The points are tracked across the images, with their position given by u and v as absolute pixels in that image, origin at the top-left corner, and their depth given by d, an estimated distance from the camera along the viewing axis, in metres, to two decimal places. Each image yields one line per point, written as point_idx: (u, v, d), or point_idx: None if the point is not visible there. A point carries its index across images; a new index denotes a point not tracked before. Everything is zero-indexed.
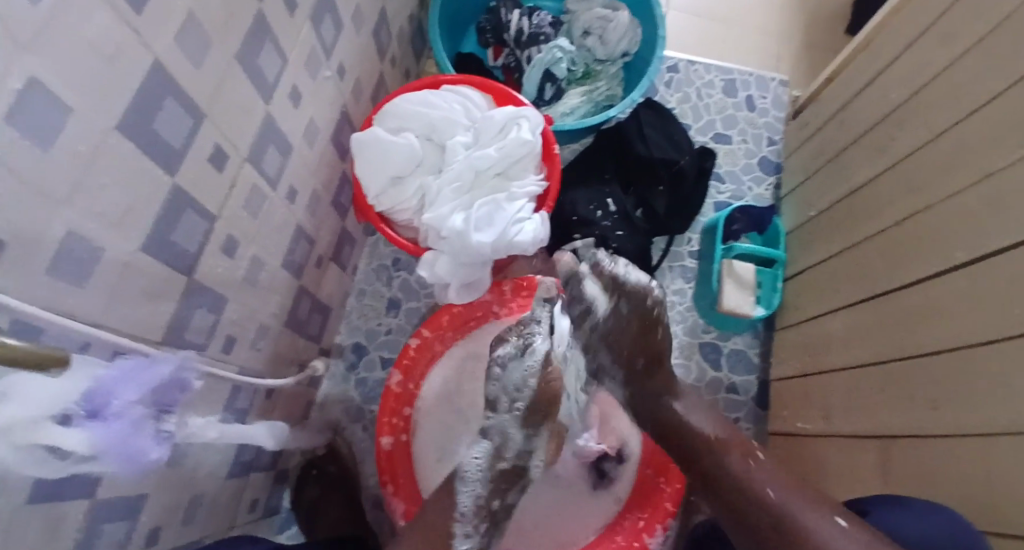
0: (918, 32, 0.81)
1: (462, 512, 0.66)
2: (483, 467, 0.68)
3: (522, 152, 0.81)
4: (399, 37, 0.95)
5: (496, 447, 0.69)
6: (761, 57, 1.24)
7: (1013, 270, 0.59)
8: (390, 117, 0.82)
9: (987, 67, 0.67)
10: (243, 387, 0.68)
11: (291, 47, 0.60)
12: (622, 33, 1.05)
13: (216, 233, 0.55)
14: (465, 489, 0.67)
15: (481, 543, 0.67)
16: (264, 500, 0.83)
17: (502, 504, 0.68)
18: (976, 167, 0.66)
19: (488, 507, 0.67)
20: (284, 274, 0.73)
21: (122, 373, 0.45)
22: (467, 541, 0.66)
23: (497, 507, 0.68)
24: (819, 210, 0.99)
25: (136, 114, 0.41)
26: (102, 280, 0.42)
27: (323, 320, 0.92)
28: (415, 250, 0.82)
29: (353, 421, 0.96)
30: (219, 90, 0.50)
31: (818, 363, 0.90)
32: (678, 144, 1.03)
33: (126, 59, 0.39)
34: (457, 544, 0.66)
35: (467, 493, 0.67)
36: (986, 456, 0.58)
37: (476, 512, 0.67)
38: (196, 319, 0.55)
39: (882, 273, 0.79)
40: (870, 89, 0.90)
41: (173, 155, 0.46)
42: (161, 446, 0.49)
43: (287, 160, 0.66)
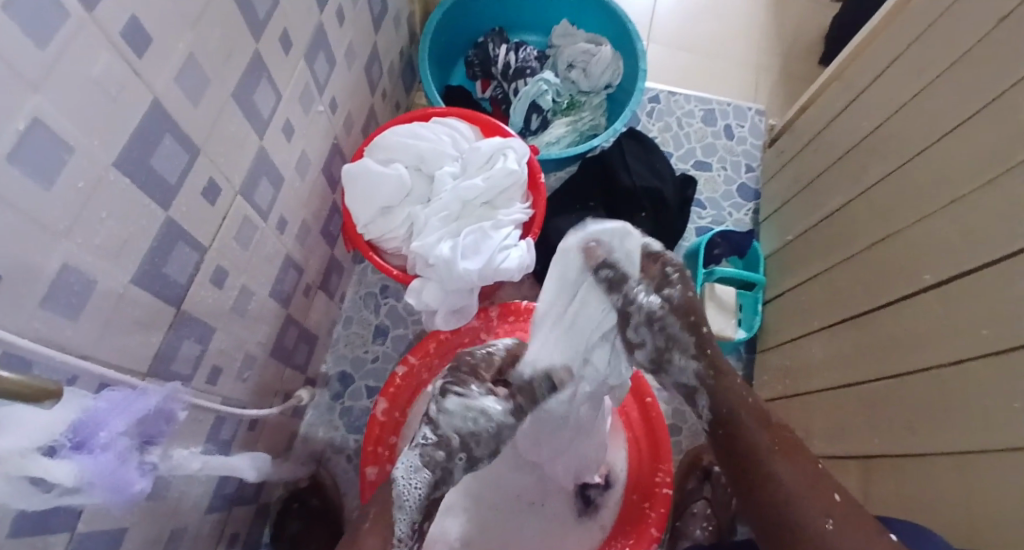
0: (887, 66, 0.85)
1: (399, 537, 0.66)
2: (423, 496, 0.66)
3: (509, 181, 0.83)
4: (390, 71, 0.97)
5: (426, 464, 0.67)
6: (738, 89, 1.29)
7: (982, 295, 0.61)
8: (379, 149, 0.84)
9: (951, 101, 0.72)
10: (228, 417, 0.68)
11: (286, 83, 0.61)
12: (605, 66, 1.09)
13: (205, 265, 0.55)
14: (402, 516, 0.66)
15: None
16: (246, 532, 0.82)
17: (432, 518, 0.69)
18: (943, 195, 0.70)
19: (421, 526, 0.67)
20: (272, 302, 0.73)
21: (111, 404, 0.45)
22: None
23: (429, 524, 0.68)
24: (796, 234, 1.02)
25: (134, 150, 0.42)
26: (95, 313, 0.43)
27: (310, 349, 0.93)
28: (403, 278, 0.83)
29: (338, 450, 0.96)
30: (216, 125, 0.51)
31: (798, 384, 0.92)
32: (660, 173, 1.06)
33: (128, 98, 0.40)
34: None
35: (405, 518, 0.66)
36: (963, 475, 0.60)
37: (413, 532, 0.67)
38: (184, 350, 0.56)
39: (857, 297, 0.81)
40: (843, 118, 0.94)
41: (168, 190, 0.47)
42: (146, 477, 0.49)
43: (278, 192, 0.67)
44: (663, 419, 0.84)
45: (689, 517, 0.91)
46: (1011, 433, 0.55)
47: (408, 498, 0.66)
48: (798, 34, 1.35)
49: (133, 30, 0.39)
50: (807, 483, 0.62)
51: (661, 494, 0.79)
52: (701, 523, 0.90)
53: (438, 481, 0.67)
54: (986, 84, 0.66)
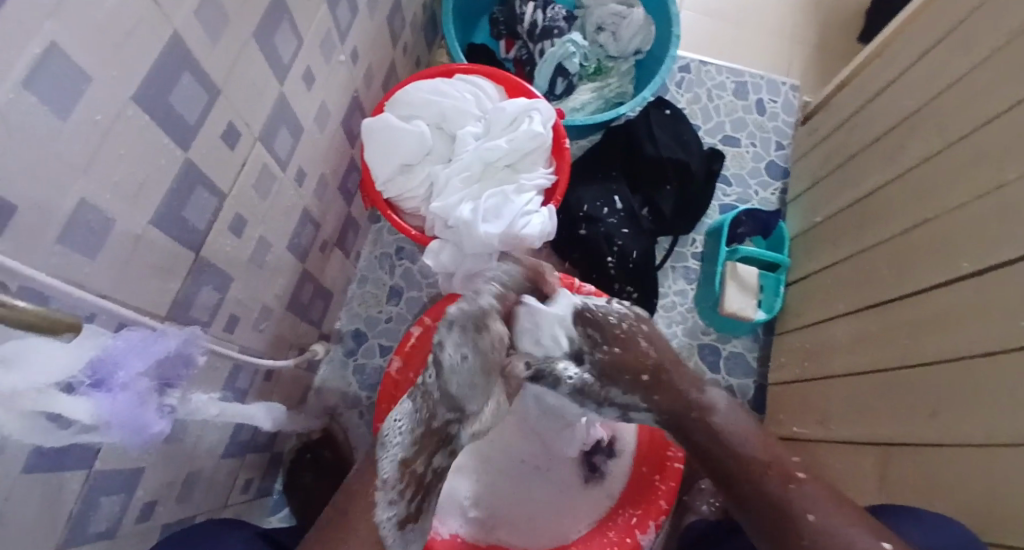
0: (933, 43, 0.81)
1: (385, 478, 0.61)
2: (406, 433, 0.62)
3: (534, 145, 0.81)
4: (413, 25, 0.95)
5: (418, 412, 0.62)
6: (772, 62, 1.24)
7: (1018, 286, 0.59)
8: (402, 105, 0.82)
9: (999, 81, 0.68)
10: (244, 367, 0.68)
11: (307, 27, 0.59)
12: (636, 30, 1.05)
13: (224, 212, 0.54)
14: (386, 454, 0.62)
15: (410, 512, 0.61)
16: (258, 481, 0.83)
17: (429, 467, 0.61)
18: (986, 181, 0.66)
19: (415, 471, 0.61)
20: (289, 256, 0.72)
21: (129, 345, 0.45)
22: (391, 509, 0.60)
23: (425, 471, 0.61)
24: (825, 216, 0.99)
25: (153, 87, 0.41)
26: (113, 252, 0.42)
27: (325, 305, 0.92)
28: (421, 239, 0.82)
29: (350, 406, 0.97)
30: (235, 67, 0.49)
31: (817, 369, 0.91)
32: (687, 145, 1.03)
33: (146, 30, 0.39)
34: (382, 513, 0.60)
35: (389, 456, 0.61)
36: (986, 466, 0.59)
37: (400, 474, 0.61)
38: (202, 297, 0.55)
39: (886, 283, 0.79)
40: (883, 97, 0.90)
41: (188, 131, 0.46)
42: (164, 420, 0.49)
43: (297, 142, 0.65)
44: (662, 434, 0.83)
45: (696, 491, 0.91)
46: None
47: (394, 437, 0.63)
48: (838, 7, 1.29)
49: None
50: (790, 497, 0.61)
51: (672, 469, 0.78)
52: (708, 498, 0.90)
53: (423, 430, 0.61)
54: None
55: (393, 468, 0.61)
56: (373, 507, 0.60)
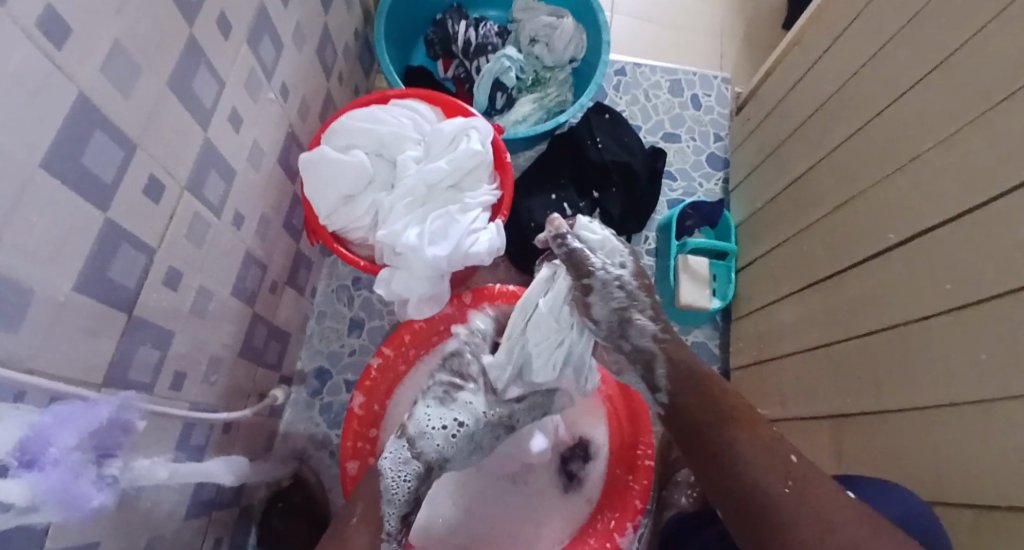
0: (845, 28, 0.85)
1: (389, 530, 0.68)
2: (411, 490, 0.69)
3: (474, 162, 0.81)
4: (345, 55, 0.94)
5: (416, 453, 0.70)
6: (704, 57, 1.27)
7: (946, 251, 0.62)
8: (338, 136, 0.81)
9: (908, 56, 0.71)
10: (198, 422, 0.66)
11: (228, 69, 0.58)
12: (568, 39, 1.06)
13: (156, 267, 0.53)
14: (389, 508, 0.68)
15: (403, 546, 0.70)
16: (228, 536, 0.80)
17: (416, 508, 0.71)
18: (904, 153, 0.69)
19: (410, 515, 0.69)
20: (235, 302, 0.71)
21: (61, 419, 0.43)
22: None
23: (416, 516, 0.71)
24: (764, 201, 1.02)
25: (62, 149, 0.39)
26: (36, 324, 0.40)
27: (282, 346, 0.90)
28: (371, 267, 0.81)
29: (319, 445, 0.95)
30: (152, 118, 0.48)
31: (772, 351, 0.92)
32: (629, 147, 1.05)
33: (50, 94, 0.37)
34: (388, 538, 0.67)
35: (394, 512, 0.68)
36: (933, 429, 0.60)
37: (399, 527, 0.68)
38: (140, 356, 0.53)
39: (825, 260, 0.81)
40: (804, 83, 0.93)
41: (105, 189, 0.44)
42: (104, 491, 0.47)
43: (231, 185, 0.64)
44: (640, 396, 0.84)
45: (674, 485, 0.91)
46: (977, 386, 0.56)
47: (397, 490, 0.68)
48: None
49: (50, 21, 0.36)
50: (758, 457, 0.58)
51: (643, 467, 0.79)
52: (686, 490, 0.90)
53: (426, 471, 0.71)
54: (941, 39, 0.66)
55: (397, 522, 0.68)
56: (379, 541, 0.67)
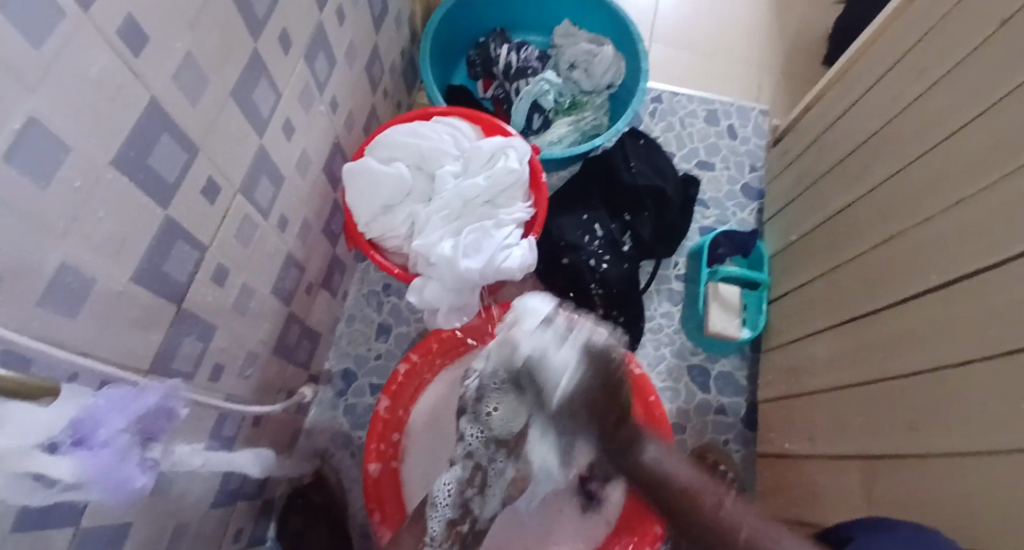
0: (889, 69, 0.84)
1: (432, 536, 0.71)
2: (450, 493, 0.72)
3: (510, 180, 0.83)
4: (391, 70, 0.98)
5: (461, 476, 0.74)
6: (744, 87, 1.28)
7: (984, 295, 0.61)
8: (381, 147, 0.84)
9: (952, 100, 0.71)
10: (231, 414, 0.68)
11: (285, 82, 0.62)
12: (607, 66, 1.09)
13: (205, 263, 0.56)
14: (435, 513, 0.72)
15: None
16: (249, 528, 0.83)
17: (472, 528, 0.72)
18: (946, 196, 0.69)
19: (458, 524, 0.71)
20: (274, 300, 0.73)
21: (110, 401, 0.45)
22: None
23: (468, 532, 0.72)
24: (800, 234, 1.01)
25: (131, 149, 0.42)
26: (95, 310, 0.43)
27: (312, 347, 0.93)
28: (404, 276, 0.83)
29: (341, 446, 0.97)
30: (215, 125, 0.51)
31: (803, 386, 0.91)
32: (663, 172, 1.06)
33: (123, 97, 0.40)
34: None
35: (438, 516, 0.72)
36: (965, 477, 0.59)
37: (444, 535, 0.71)
38: (184, 347, 0.56)
39: (860, 299, 0.81)
40: (845, 120, 0.93)
41: (166, 187, 0.47)
42: (148, 473, 0.49)
43: (279, 191, 0.67)
44: (669, 423, 0.84)
45: None
46: (1013, 437, 0.55)
47: (440, 504, 0.72)
48: (803, 32, 1.33)
49: (130, 31, 0.39)
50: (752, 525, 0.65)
51: None
52: None
53: (467, 477, 0.74)
54: (985, 86, 0.66)
55: (441, 527, 0.71)
56: None
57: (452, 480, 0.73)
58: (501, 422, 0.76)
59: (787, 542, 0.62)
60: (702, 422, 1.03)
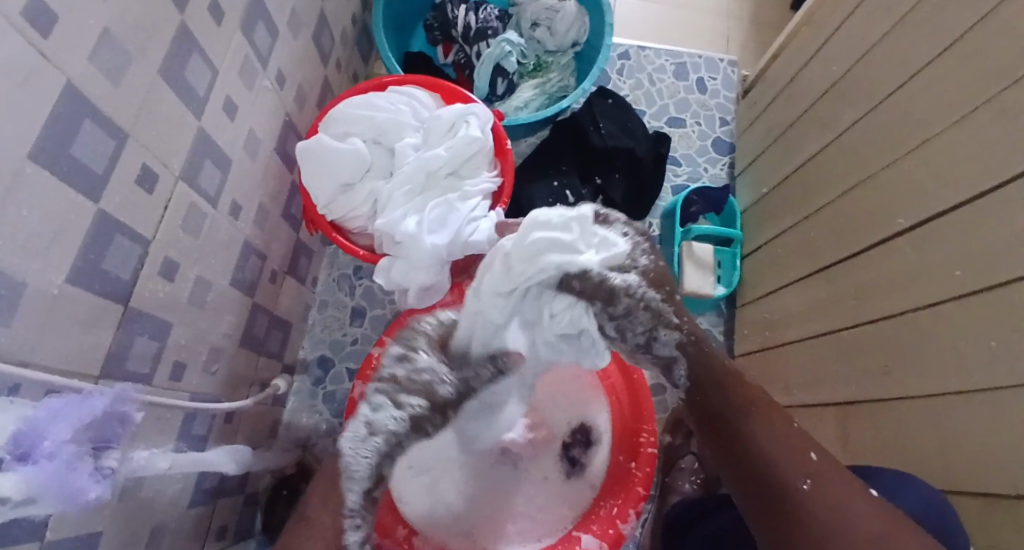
0: (854, 9, 0.82)
1: (351, 507, 0.65)
2: (372, 465, 0.66)
3: (473, 149, 0.80)
4: (343, 41, 0.93)
5: (375, 428, 0.67)
6: (710, 39, 1.25)
7: (955, 235, 0.60)
8: (336, 123, 0.81)
9: (918, 37, 0.69)
10: (199, 412, 0.66)
11: (221, 57, 0.58)
12: (571, 22, 1.04)
13: (151, 258, 0.52)
14: (353, 485, 0.65)
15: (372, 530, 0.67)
16: (234, 524, 0.81)
17: (383, 489, 0.69)
18: (914, 136, 0.68)
19: (373, 493, 0.67)
20: (235, 291, 0.70)
21: (55, 413, 0.43)
22: (356, 534, 0.65)
23: (381, 492, 0.69)
24: (771, 187, 1.00)
25: (52, 140, 0.39)
26: (29, 316, 0.40)
27: (284, 336, 0.90)
28: (371, 257, 0.80)
29: (323, 434, 0.95)
30: (144, 108, 0.48)
31: (776, 338, 0.92)
32: (632, 132, 1.03)
33: (36, 84, 0.37)
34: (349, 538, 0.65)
35: (356, 489, 0.66)
36: (937, 417, 0.60)
37: (365, 504, 0.66)
38: (138, 347, 0.53)
39: (831, 247, 0.80)
40: (812, 65, 0.91)
41: (96, 180, 0.44)
42: (102, 483, 0.47)
43: (227, 175, 0.64)
44: (646, 384, 0.83)
45: (677, 471, 0.92)
46: (986, 374, 0.55)
47: (358, 467, 0.66)
48: None
49: (35, 9, 0.36)
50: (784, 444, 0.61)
51: (647, 454, 0.78)
52: (690, 477, 0.91)
53: (386, 448, 0.67)
54: (951, 20, 0.64)
55: (359, 498, 0.66)
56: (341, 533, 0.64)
57: (376, 443, 0.66)
58: (421, 386, 0.68)
59: (817, 459, 0.59)
60: None
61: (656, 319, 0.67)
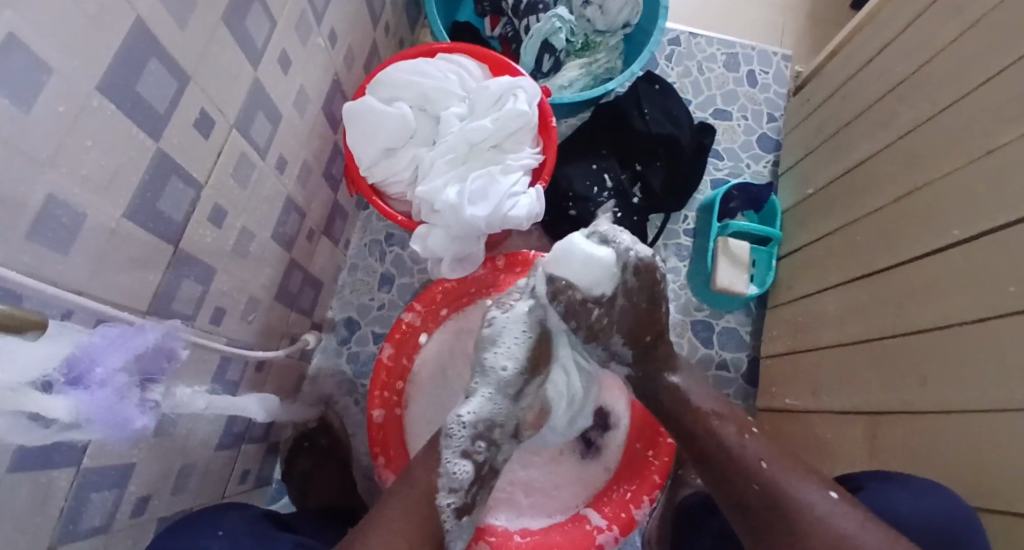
0: (923, 9, 0.80)
1: (455, 483, 0.64)
2: (470, 433, 0.67)
3: (520, 123, 0.80)
4: (393, 5, 0.93)
5: (478, 413, 0.68)
6: (765, 31, 1.22)
7: (1009, 249, 0.59)
8: (383, 88, 0.80)
9: (991, 42, 0.66)
10: (234, 358, 0.67)
11: (280, 10, 0.58)
12: (623, 4, 1.03)
13: (202, 203, 0.53)
14: (449, 445, 0.66)
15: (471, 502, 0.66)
16: (255, 471, 0.83)
17: (489, 458, 0.68)
18: (978, 144, 0.65)
19: (473, 454, 0.66)
20: (275, 245, 0.72)
21: (107, 340, 0.44)
22: (451, 498, 0.64)
23: (484, 463, 0.67)
24: (816, 188, 0.98)
25: (118, 76, 0.40)
26: (88, 248, 0.41)
27: (315, 294, 0.92)
28: (408, 223, 0.81)
29: (345, 393, 0.97)
30: (206, 53, 0.48)
31: (809, 340, 0.90)
32: (677, 120, 1.01)
33: (107, 19, 0.37)
34: (443, 500, 0.63)
35: (454, 449, 0.66)
36: (977, 435, 0.58)
37: (470, 470, 0.66)
38: (184, 290, 0.54)
39: (876, 253, 0.79)
40: (874, 64, 0.89)
41: (157, 120, 0.45)
42: (148, 414, 0.49)
43: (276, 129, 0.64)
44: None
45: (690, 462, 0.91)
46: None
47: (455, 429, 0.67)
48: None
49: None
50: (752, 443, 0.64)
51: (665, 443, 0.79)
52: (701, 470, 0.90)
53: (484, 433, 0.67)
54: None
55: (461, 454, 0.66)
56: (436, 493, 0.63)
57: (473, 415, 0.67)
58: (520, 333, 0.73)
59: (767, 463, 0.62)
60: (703, 377, 1.03)
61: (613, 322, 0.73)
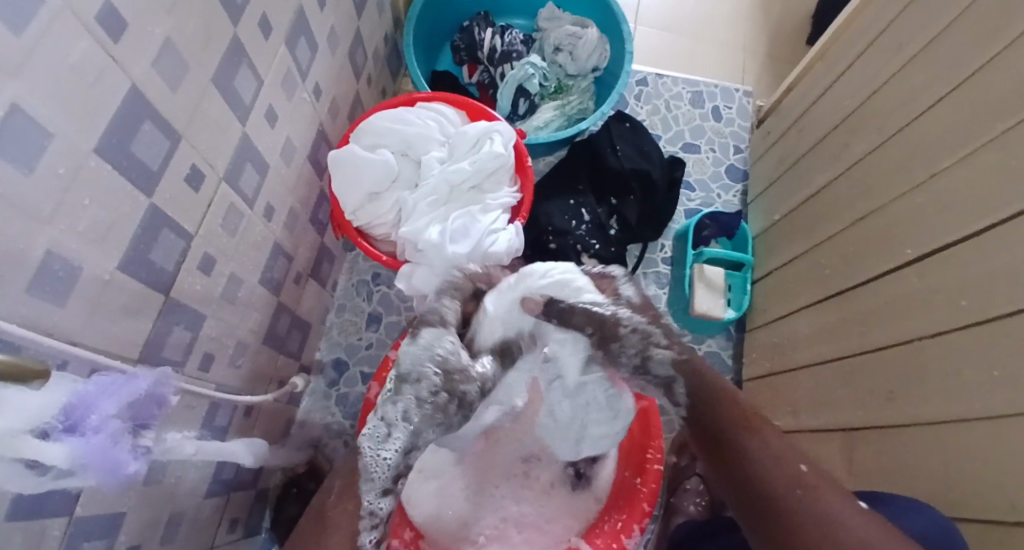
0: (867, 46, 0.85)
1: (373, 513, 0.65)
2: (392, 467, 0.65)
3: (496, 164, 0.84)
4: (375, 58, 0.98)
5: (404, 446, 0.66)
6: (727, 69, 1.29)
7: (958, 267, 0.62)
8: (366, 135, 0.84)
9: (929, 76, 0.72)
10: (222, 403, 0.68)
11: (266, 68, 0.61)
12: (592, 49, 1.08)
13: (192, 252, 0.56)
14: (371, 485, 0.65)
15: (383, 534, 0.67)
16: (244, 518, 0.83)
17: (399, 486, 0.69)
18: (923, 168, 0.70)
19: (394, 489, 0.67)
20: (263, 290, 0.74)
21: (101, 388, 0.45)
22: (372, 534, 0.64)
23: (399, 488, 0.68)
24: (782, 214, 1.02)
25: (114, 137, 0.42)
26: (84, 299, 0.43)
27: (303, 336, 0.93)
28: (393, 263, 0.83)
29: (334, 436, 0.97)
30: (197, 112, 0.51)
31: (786, 361, 0.93)
32: (649, 156, 1.06)
33: (104, 86, 0.40)
34: (365, 537, 0.64)
35: (376, 488, 0.65)
36: (942, 445, 0.61)
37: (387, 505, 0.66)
38: (174, 337, 0.56)
39: (841, 273, 0.82)
40: (827, 97, 0.94)
41: (150, 176, 0.47)
42: (139, 460, 0.50)
43: (264, 179, 0.67)
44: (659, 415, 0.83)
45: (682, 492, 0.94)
46: (986, 403, 0.56)
47: (377, 467, 0.65)
48: (785, 14, 1.34)
49: (110, 16, 0.39)
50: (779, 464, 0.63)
51: (653, 470, 0.80)
52: (694, 498, 0.94)
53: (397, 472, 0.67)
54: (961, 59, 0.67)
55: (381, 493, 0.65)
56: (356, 531, 0.64)
57: (395, 451, 0.65)
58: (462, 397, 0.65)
59: (804, 471, 0.61)
60: None
61: (645, 340, 0.69)
